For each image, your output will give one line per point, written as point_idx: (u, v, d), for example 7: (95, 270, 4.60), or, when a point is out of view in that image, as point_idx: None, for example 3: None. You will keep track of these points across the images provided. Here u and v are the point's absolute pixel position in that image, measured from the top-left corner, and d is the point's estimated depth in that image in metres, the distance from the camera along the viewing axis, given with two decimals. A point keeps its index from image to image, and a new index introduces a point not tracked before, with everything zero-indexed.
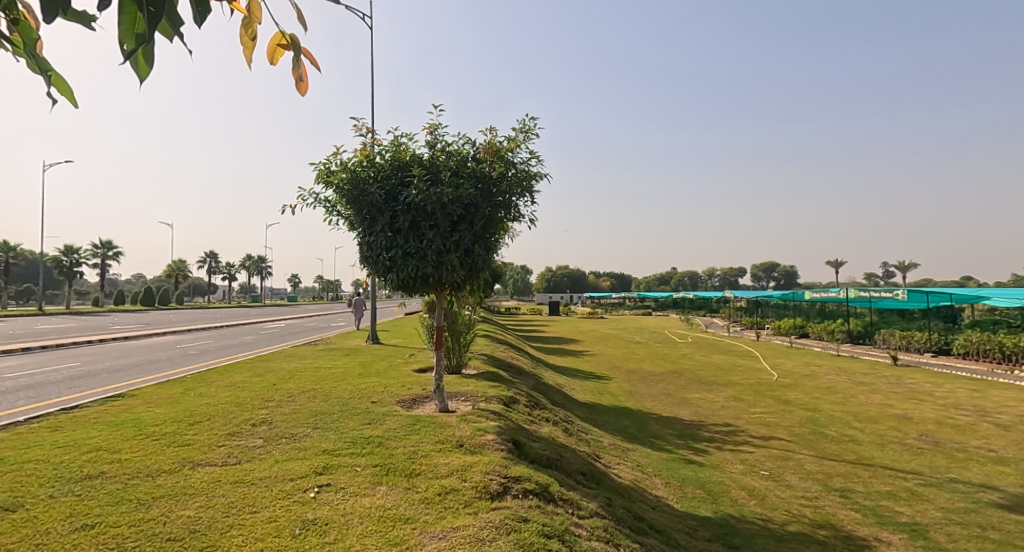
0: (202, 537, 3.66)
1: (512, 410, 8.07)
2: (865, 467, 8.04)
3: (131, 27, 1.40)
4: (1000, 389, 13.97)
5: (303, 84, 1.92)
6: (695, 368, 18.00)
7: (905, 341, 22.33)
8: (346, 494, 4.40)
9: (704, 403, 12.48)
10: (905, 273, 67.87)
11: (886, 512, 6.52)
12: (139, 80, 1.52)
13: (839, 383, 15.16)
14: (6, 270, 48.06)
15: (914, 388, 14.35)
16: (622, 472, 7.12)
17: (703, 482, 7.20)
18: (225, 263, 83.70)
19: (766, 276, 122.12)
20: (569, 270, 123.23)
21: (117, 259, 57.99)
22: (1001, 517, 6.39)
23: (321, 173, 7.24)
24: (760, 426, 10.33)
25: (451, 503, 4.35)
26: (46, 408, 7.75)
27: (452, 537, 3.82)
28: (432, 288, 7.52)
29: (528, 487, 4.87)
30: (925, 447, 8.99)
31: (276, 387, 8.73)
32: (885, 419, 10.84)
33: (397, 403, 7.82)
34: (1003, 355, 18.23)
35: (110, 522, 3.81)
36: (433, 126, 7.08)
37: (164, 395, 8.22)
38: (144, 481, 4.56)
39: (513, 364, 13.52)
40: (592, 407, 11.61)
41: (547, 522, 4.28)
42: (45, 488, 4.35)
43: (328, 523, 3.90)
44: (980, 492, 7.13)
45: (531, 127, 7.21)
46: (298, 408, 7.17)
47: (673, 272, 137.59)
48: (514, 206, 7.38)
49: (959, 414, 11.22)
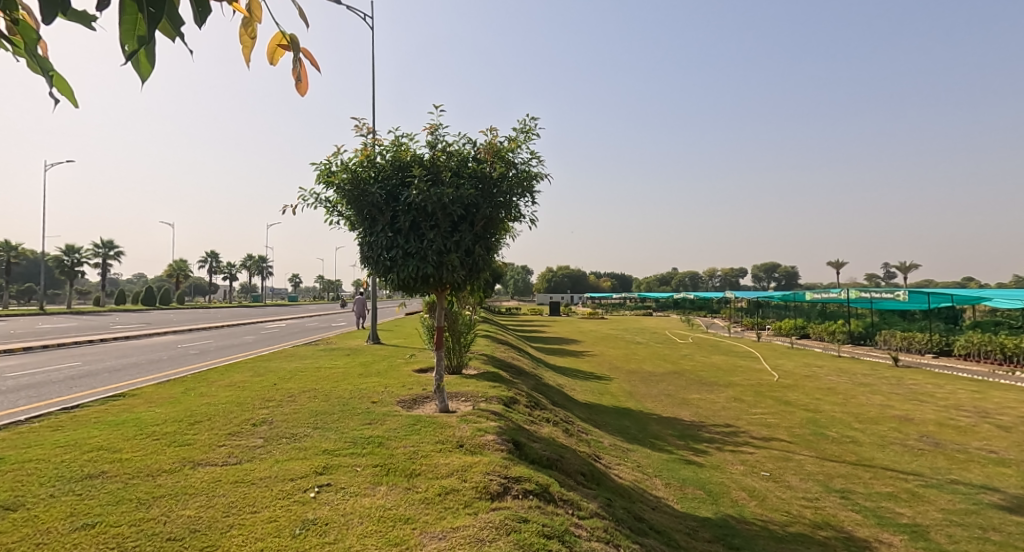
0: (202, 537, 3.66)
1: (512, 410, 8.07)
2: (866, 469, 8.03)
3: (132, 28, 1.40)
4: (1000, 391, 13.96)
5: (303, 85, 1.93)
6: (695, 369, 17.99)
7: (906, 342, 22.32)
8: (346, 494, 4.40)
9: (704, 403, 12.47)
10: (906, 273, 67.78)
11: (886, 513, 6.51)
12: (141, 80, 1.52)
13: (840, 384, 15.14)
14: (7, 270, 48.04)
15: (915, 389, 14.31)
16: (622, 473, 7.11)
17: (703, 483, 7.20)
18: (226, 263, 83.73)
19: (766, 276, 122.06)
20: (569, 270, 123.27)
21: (118, 259, 57.97)
22: (1002, 518, 6.38)
23: (321, 173, 7.24)
24: (760, 427, 10.33)
25: (451, 504, 4.35)
26: (46, 408, 7.73)
27: (452, 537, 3.82)
28: (432, 288, 7.52)
29: (529, 487, 4.87)
30: (925, 448, 8.99)
31: (276, 387, 8.72)
32: (885, 421, 10.83)
33: (397, 403, 7.82)
34: (1004, 356, 18.22)
35: (110, 522, 3.81)
36: (433, 126, 7.08)
37: (164, 395, 8.21)
38: (145, 481, 4.55)
39: (514, 364, 13.53)
40: (592, 407, 11.61)
41: (547, 522, 4.28)
42: (45, 488, 4.35)
43: (328, 523, 3.90)
44: (982, 493, 7.11)
45: (531, 127, 7.21)
46: (298, 408, 7.16)
47: (674, 273, 137.55)
48: (514, 206, 7.38)
49: (960, 415, 11.21)
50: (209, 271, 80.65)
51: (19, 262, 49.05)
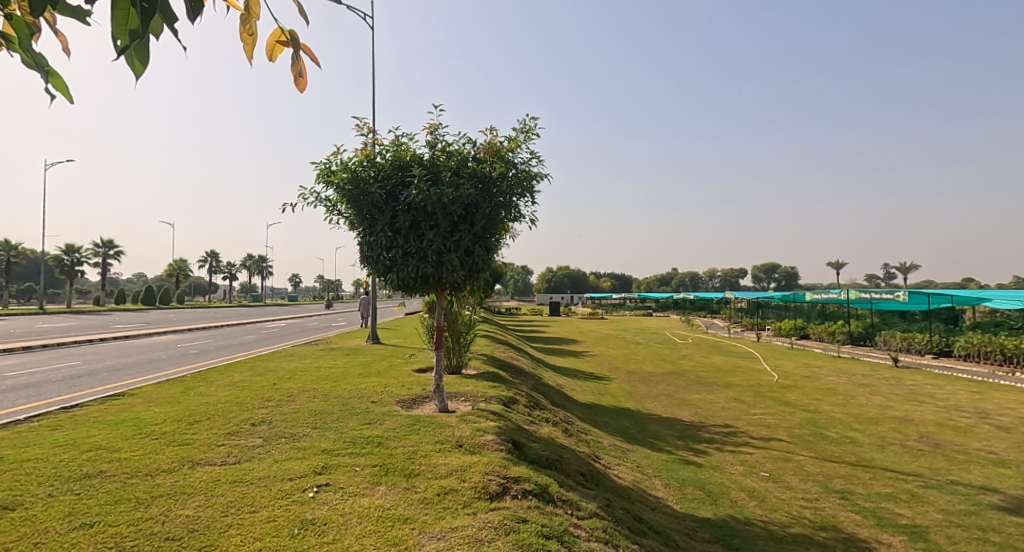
0: (200, 537, 3.65)
1: (511, 411, 8.07)
2: (866, 469, 8.02)
3: (125, 23, 1.39)
4: (1001, 392, 13.88)
5: (303, 83, 1.92)
6: (695, 369, 17.97)
7: (906, 342, 22.33)
8: (345, 494, 4.40)
9: (704, 404, 12.45)
10: (905, 274, 67.55)
11: (886, 514, 6.51)
12: (134, 76, 1.51)
13: (840, 385, 15.13)
14: (7, 269, 47.92)
15: (915, 390, 14.29)
16: (622, 474, 7.11)
17: (703, 483, 7.19)
18: (225, 263, 83.58)
19: (766, 276, 122.09)
20: (569, 271, 123.23)
21: (117, 258, 57.79)
22: (1002, 519, 6.38)
23: (321, 173, 7.22)
24: (760, 427, 10.33)
25: (450, 504, 4.35)
26: (45, 408, 7.68)
27: (451, 538, 3.82)
28: (432, 288, 7.51)
29: (528, 488, 4.86)
30: (925, 449, 8.98)
31: (276, 387, 8.71)
32: (885, 421, 10.83)
33: (397, 403, 7.82)
34: (1004, 357, 18.21)
35: (109, 522, 3.80)
36: (433, 126, 7.08)
37: (163, 394, 8.18)
38: (144, 480, 4.54)
39: (513, 364, 13.53)
40: (592, 407, 11.60)
41: (546, 522, 4.27)
42: (44, 488, 4.34)
43: (326, 523, 3.89)
44: (981, 494, 7.11)
45: (531, 127, 7.23)
46: (298, 408, 7.15)
47: (674, 273, 137.38)
48: (514, 206, 7.38)
49: (960, 416, 11.21)
50: (209, 271, 80.61)
51: (20, 261, 48.98)
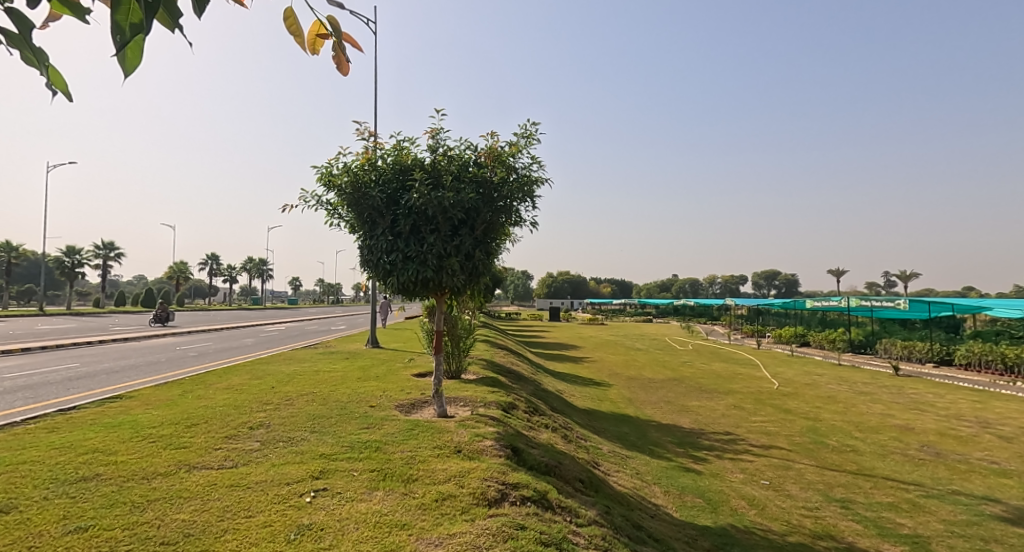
0: (196, 541, 3.62)
1: (510, 416, 8.02)
2: (867, 478, 7.97)
3: (124, 17, 1.37)
4: (1001, 401, 13.83)
5: (346, 68, 1.88)
6: (696, 375, 17.88)
7: (907, 351, 22.26)
8: (343, 499, 4.36)
9: (704, 411, 12.38)
10: (907, 282, 68.51)
11: (886, 524, 6.45)
12: (126, 73, 1.48)
13: (840, 392, 15.10)
14: (7, 271, 47.59)
15: (915, 399, 14.22)
16: (621, 480, 7.08)
17: (703, 491, 7.14)
18: (226, 267, 83.30)
19: (766, 285, 122.03)
20: (570, 277, 123.40)
21: (117, 260, 57.15)
22: (1004, 530, 6.33)
23: (322, 176, 7.25)
24: (760, 435, 10.28)
25: (448, 510, 4.32)
26: (44, 408, 7.84)
27: (448, 544, 3.78)
28: (432, 292, 7.45)
29: (526, 494, 4.82)
30: (926, 458, 8.91)
31: (275, 391, 8.70)
32: (886, 430, 10.79)
33: (396, 407, 7.79)
34: (1005, 367, 18.16)
35: (104, 526, 3.76)
36: (434, 131, 7.15)
37: (162, 397, 8.24)
38: (139, 483, 4.53)
39: (513, 370, 13.46)
40: (592, 413, 11.54)
41: (545, 530, 4.22)
42: (39, 490, 4.33)
43: (323, 529, 3.86)
44: (983, 505, 7.06)
45: (532, 133, 7.31)
46: (296, 412, 7.13)
47: (675, 281, 137.20)
48: (514, 211, 7.38)
49: (961, 426, 11.15)
50: (209, 272, 80.70)
51: (20, 263, 48.99)
